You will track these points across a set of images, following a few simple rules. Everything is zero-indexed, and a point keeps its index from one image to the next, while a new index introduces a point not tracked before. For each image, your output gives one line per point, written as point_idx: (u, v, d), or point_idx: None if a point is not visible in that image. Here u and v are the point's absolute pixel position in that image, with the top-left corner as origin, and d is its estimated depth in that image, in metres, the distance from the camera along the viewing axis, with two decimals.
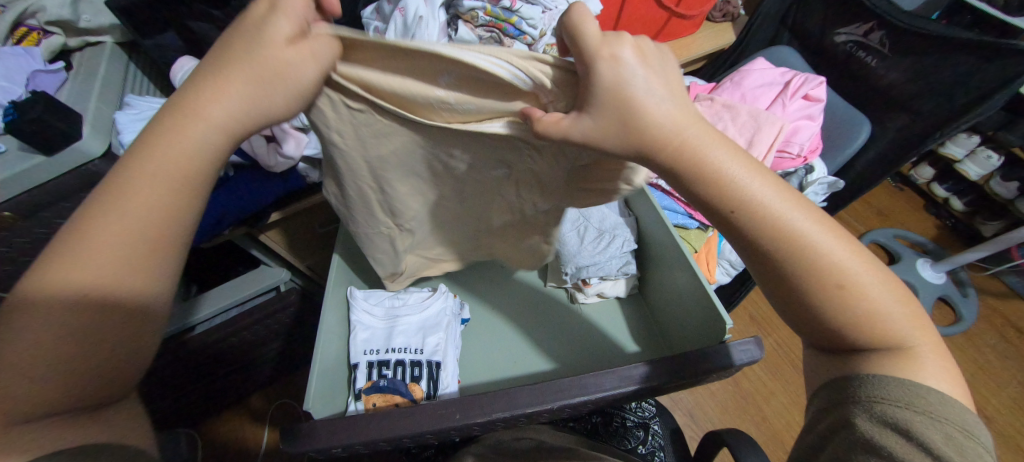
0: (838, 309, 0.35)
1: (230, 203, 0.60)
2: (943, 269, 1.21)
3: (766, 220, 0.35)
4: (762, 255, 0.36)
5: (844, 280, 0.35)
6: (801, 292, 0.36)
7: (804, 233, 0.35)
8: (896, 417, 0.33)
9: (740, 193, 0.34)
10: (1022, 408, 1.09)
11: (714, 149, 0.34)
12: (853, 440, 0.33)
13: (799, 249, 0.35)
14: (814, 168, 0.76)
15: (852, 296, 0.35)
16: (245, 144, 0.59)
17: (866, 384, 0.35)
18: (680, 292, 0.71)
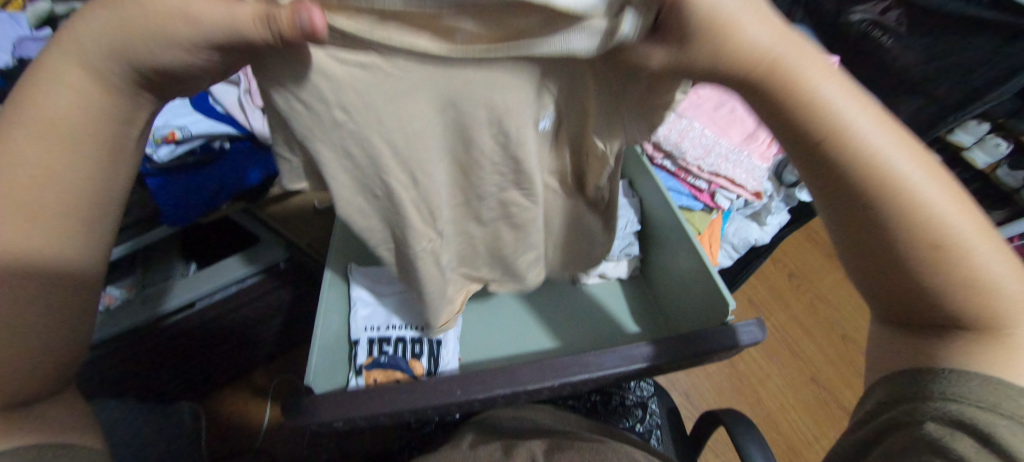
0: (939, 275, 0.30)
1: (228, 178, 0.59)
2: None
3: (866, 162, 0.28)
4: (852, 206, 0.30)
5: (950, 240, 0.29)
6: (899, 255, 0.30)
7: (912, 181, 0.29)
8: (971, 419, 0.29)
9: (841, 127, 0.28)
10: None
11: (813, 73, 0.27)
12: (912, 438, 0.29)
13: (906, 201, 0.29)
14: None
15: (958, 258, 0.29)
16: (241, 116, 0.57)
17: (940, 380, 0.31)
18: (682, 273, 0.71)
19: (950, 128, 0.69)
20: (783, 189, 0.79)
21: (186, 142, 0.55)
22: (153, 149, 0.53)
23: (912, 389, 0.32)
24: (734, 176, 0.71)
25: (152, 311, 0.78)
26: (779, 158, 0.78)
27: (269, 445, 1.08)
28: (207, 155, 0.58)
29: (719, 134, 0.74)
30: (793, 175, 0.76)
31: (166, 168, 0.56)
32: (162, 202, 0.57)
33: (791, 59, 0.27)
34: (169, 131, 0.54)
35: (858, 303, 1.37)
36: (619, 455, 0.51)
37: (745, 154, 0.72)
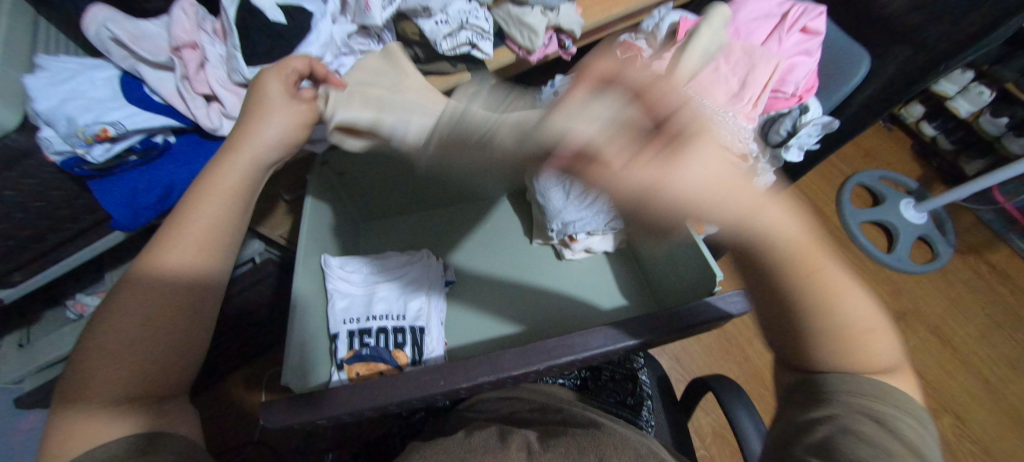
0: (831, 347, 0.37)
1: (177, 175, 0.53)
2: (925, 209, 1.37)
3: (779, 269, 0.37)
4: (774, 294, 0.38)
5: (854, 319, 0.37)
6: (808, 328, 0.38)
7: (828, 290, 0.37)
8: (870, 409, 0.35)
9: (782, 256, 0.36)
10: (981, 337, 1.29)
11: (741, 203, 0.35)
12: (836, 427, 0.35)
13: (817, 302, 0.37)
14: (808, 108, 0.71)
15: (850, 339, 0.37)
16: (179, 102, 0.53)
17: (832, 387, 0.37)
18: (668, 243, 0.69)
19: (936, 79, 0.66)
20: (770, 149, 0.76)
21: (122, 139, 0.50)
22: (85, 149, 0.48)
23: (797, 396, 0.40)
24: (719, 139, 0.68)
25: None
26: (766, 117, 0.74)
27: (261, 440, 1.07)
28: (148, 150, 0.53)
29: (704, 95, 0.69)
30: (779, 135, 0.73)
31: (109, 167, 0.52)
32: (111, 207, 0.52)
33: (745, 213, 0.35)
34: (101, 129, 0.48)
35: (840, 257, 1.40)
36: (616, 442, 0.51)
37: (732, 114, 0.69)
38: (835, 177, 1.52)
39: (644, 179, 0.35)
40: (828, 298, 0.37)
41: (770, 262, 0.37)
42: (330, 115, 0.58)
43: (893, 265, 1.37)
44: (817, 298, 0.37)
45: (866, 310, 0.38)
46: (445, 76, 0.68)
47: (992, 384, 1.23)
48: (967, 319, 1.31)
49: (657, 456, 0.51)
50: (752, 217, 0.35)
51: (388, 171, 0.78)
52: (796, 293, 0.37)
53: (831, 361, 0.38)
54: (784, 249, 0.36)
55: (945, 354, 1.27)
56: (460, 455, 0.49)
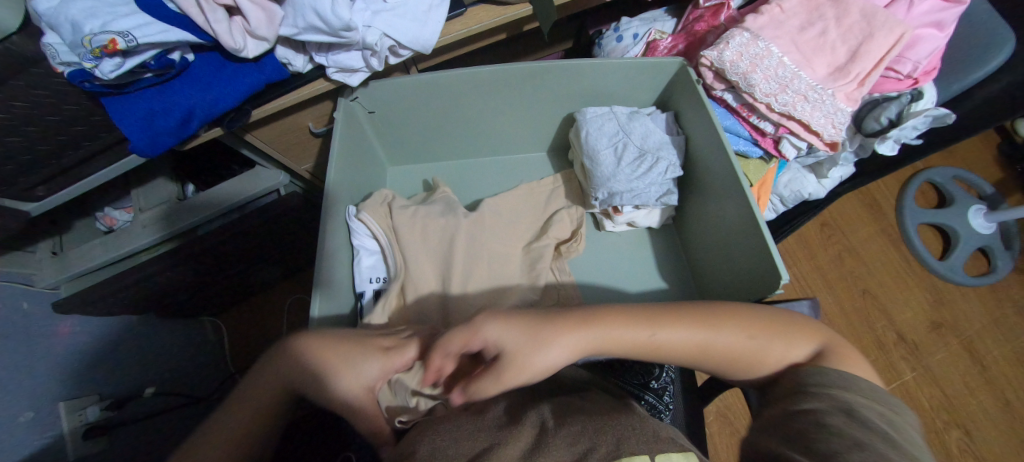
0: (756, 371, 0.45)
1: (198, 101, 0.48)
2: (995, 219, 1.26)
3: (678, 358, 0.45)
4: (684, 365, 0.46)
5: (753, 335, 0.44)
6: (729, 369, 0.45)
7: (720, 344, 0.44)
8: (846, 401, 0.36)
9: (665, 347, 0.44)
10: (1020, 361, 1.21)
11: (593, 330, 0.44)
12: (785, 409, 0.38)
13: (706, 367, 0.46)
14: (921, 94, 0.61)
15: (764, 364, 0.44)
16: (196, 15, 0.42)
17: (811, 379, 0.40)
18: (725, 232, 0.62)
19: None
20: (860, 137, 0.66)
21: (134, 55, 0.42)
22: (92, 63, 0.41)
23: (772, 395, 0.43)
24: (810, 121, 0.59)
25: (146, 238, 0.76)
26: (868, 99, 0.64)
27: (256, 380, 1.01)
28: (164, 69, 0.46)
29: (802, 65, 0.59)
30: (878, 122, 0.62)
31: (123, 84, 0.45)
32: (127, 129, 0.47)
33: (570, 342, 0.43)
34: (107, 39, 0.40)
35: (888, 258, 1.30)
36: (633, 424, 0.49)
37: (830, 92, 0.58)
38: (903, 171, 1.39)
39: (514, 343, 0.43)
40: (710, 364, 0.45)
41: (653, 348, 0.45)
42: (369, 44, 0.49)
43: (943, 274, 1.27)
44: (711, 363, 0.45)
45: (767, 339, 0.44)
46: (498, 5, 0.57)
47: (1016, 410, 1.17)
48: (1008, 341, 1.23)
49: (676, 441, 0.48)
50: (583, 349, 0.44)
51: (423, 112, 0.72)
52: (694, 364, 0.46)
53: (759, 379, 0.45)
54: (659, 339, 0.44)
55: (975, 372, 1.21)
56: (474, 438, 0.46)
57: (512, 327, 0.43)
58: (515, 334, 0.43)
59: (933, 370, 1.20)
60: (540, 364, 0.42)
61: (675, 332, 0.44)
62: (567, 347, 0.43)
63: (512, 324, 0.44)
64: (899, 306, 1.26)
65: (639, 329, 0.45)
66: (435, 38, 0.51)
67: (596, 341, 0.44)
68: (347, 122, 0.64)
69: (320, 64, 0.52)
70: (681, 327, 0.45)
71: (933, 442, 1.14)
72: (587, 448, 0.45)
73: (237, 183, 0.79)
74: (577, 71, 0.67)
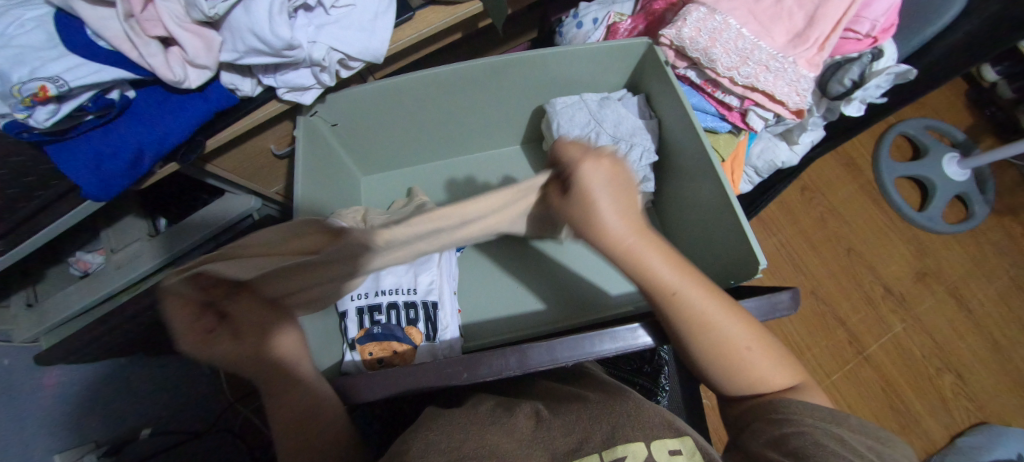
0: (735, 379, 0.45)
1: (145, 138, 0.46)
2: (968, 166, 1.28)
3: (680, 330, 0.45)
4: (676, 345, 0.46)
5: (747, 348, 0.44)
6: (712, 365, 0.45)
7: (720, 333, 0.44)
8: (834, 432, 0.38)
9: (685, 308, 0.44)
10: (1003, 301, 1.24)
11: (643, 247, 0.46)
12: (775, 433, 0.39)
13: (697, 355, 0.45)
14: (882, 52, 0.60)
15: (745, 376, 0.45)
16: (130, 49, 0.41)
17: (794, 407, 0.41)
18: (702, 211, 0.62)
19: None
20: (826, 101, 0.66)
21: (70, 99, 0.41)
22: (25, 113, 0.39)
23: (753, 415, 0.43)
24: (774, 91, 0.58)
25: (124, 278, 0.74)
26: (830, 63, 0.64)
27: (236, 421, 0.92)
28: (105, 110, 0.44)
29: (761, 35, 0.58)
30: (842, 85, 0.63)
31: (64, 130, 0.44)
32: (75, 175, 0.45)
33: (627, 238, 0.46)
34: (37, 86, 0.38)
35: (870, 215, 1.32)
36: (630, 410, 0.48)
37: (791, 60, 0.58)
38: (877, 127, 1.40)
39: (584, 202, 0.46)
40: (705, 353, 0.45)
41: (672, 303, 0.45)
42: (317, 60, 0.47)
43: (925, 225, 1.29)
44: (705, 351, 0.45)
45: (760, 359, 0.44)
46: (449, 4, 0.55)
47: (1003, 349, 1.20)
48: (990, 282, 1.26)
49: (672, 426, 0.47)
50: (625, 253, 0.46)
51: (390, 119, 0.70)
52: (685, 349, 0.46)
53: (730, 389, 0.46)
54: (681, 297, 0.45)
55: (961, 316, 1.23)
56: (467, 431, 0.46)
57: (620, 174, 0.46)
58: (603, 188, 0.46)
59: (922, 319, 1.23)
60: (600, 224, 0.46)
61: (696, 299, 0.45)
62: (624, 229, 0.46)
63: (614, 185, 0.46)
64: (884, 260, 1.28)
65: (677, 274, 0.46)
66: (385, 46, 0.49)
67: (637, 247, 0.46)
68: (310, 138, 0.62)
69: (270, 86, 0.51)
70: (700, 297, 0.45)
71: (927, 389, 1.17)
72: (580, 440, 0.46)
73: (209, 213, 0.77)
74: (540, 62, 0.66)
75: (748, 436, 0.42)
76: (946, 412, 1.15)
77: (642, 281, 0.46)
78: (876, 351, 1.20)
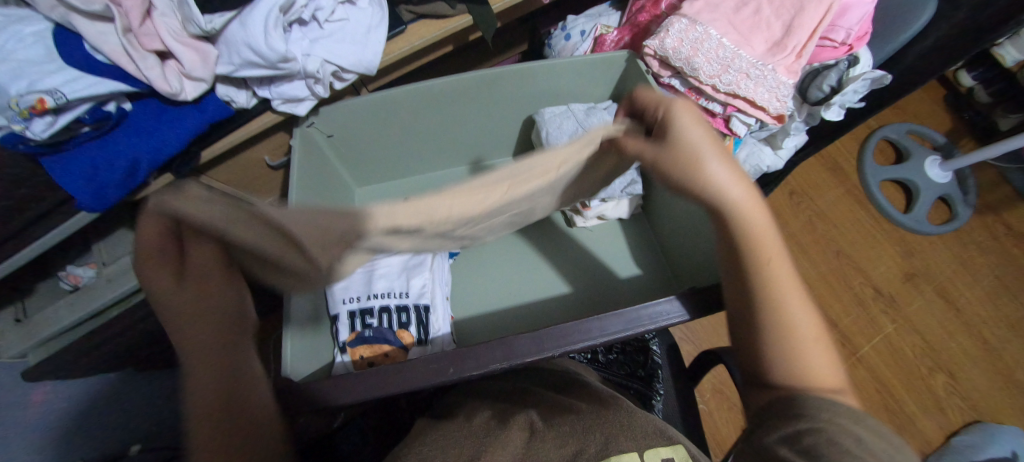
0: (792, 369, 0.41)
1: (141, 149, 0.47)
2: (950, 168, 1.31)
3: (762, 297, 0.43)
4: (750, 308, 0.43)
5: (816, 338, 0.42)
6: (778, 346, 0.42)
7: (792, 315, 0.42)
8: (854, 431, 0.35)
9: (770, 272, 0.43)
10: (990, 299, 1.27)
11: (744, 205, 0.43)
12: (781, 433, 0.37)
13: (774, 329, 0.42)
14: (858, 58, 0.63)
15: (807, 368, 0.41)
16: (129, 62, 0.42)
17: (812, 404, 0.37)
18: (689, 213, 0.64)
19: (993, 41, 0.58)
20: (807, 107, 0.68)
21: (66, 111, 0.42)
22: (23, 125, 0.40)
23: (771, 414, 0.40)
24: (755, 97, 0.60)
25: (117, 291, 0.74)
26: (809, 69, 0.66)
27: None
28: (101, 122, 0.45)
29: (741, 44, 0.61)
30: (822, 91, 0.65)
31: (60, 141, 0.44)
32: (71, 187, 0.45)
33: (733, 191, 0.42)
34: (35, 99, 0.39)
35: (857, 218, 1.34)
36: (623, 419, 0.49)
37: (771, 67, 0.60)
38: (860, 133, 1.44)
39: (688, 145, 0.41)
40: (782, 328, 0.42)
41: (763, 266, 0.43)
42: (311, 72, 0.49)
43: (911, 227, 1.32)
44: (784, 322, 0.42)
45: (824, 355, 0.42)
46: (440, 18, 0.57)
47: (992, 346, 1.22)
48: (976, 282, 1.29)
49: (664, 434, 0.49)
50: (725, 205, 0.43)
51: (384, 130, 0.72)
52: (760, 315, 0.43)
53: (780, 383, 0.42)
54: (775, 266, 0.43)
55: (950, 315, 1.25)
56: (461, 445, 0.47)
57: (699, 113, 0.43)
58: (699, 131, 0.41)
59: (912, 319, 1.25)
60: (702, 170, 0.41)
61: (784, 272, 0.43)
62: (730, 177, 0.42)
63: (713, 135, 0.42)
64: (873, 262, 1.30)
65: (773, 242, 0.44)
66: (378, 58, 0.51)
67: (743, 203, 0.43)
68: (304, 149, 0.63)
69: (264, 98, 0.52)
70: (789, 272, 0.44)
71: (919, 388, 1.18)
72: (576, 451, 0.46)
73: None
74: (529, 73, 0.68)
75: (762, 433, 0.39)
76: (939, 411, 1.16)
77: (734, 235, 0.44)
78: (868, 352, 1.21)
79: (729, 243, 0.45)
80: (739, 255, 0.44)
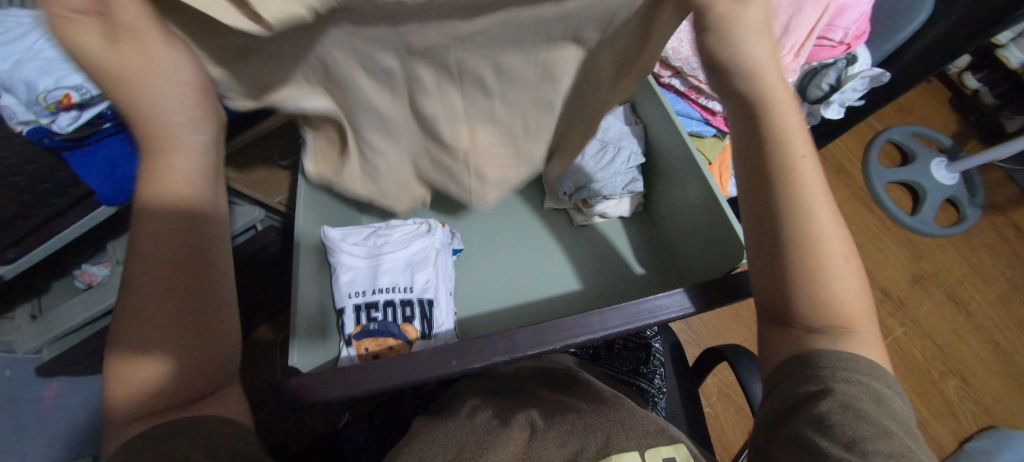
0: (817, 293, 0.38)
1: None
2: (957, 170, 1.31)
3: (792, 209, 0.39)
4: (775, 226, 0.39)
5: (845, 257, 0.39)
6: (804, 268, 0.39)
7: (822, 231, 0.39)
8: (865, 384, 0.35)
9: (801, 181, 0.39)
10: (1000, 302, 1.25)
11: (777, 104, 0.39)
12: (796, 396, 0.36)
13: (804, 247, 0.38)
14: (856, 58, 0.64)
15: (832, 289, 0.38)
16: None
17: (826, 357, 0.37)
18: (690, 210, 0.64)
19: (991, 39, 0.59)
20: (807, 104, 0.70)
21: (90, 106, 0.43)
22: (49, 119, 0.42)
23: (788, 367, 0.39)
24: None
25: None
26: (808, 69, 0.67)
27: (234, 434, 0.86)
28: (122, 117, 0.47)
29: None
30: (821, 89, 0.66)
31: (83, 136, 0.46)
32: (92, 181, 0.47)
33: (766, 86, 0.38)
34: (62, 94, 0.41)
35: (863, 220, 1.34)
36: (625, 419, 0.50)
37: None
38: (865, 135, 1.44)
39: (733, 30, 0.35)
40: (814, 246, 0.38)
41: (793, 175, 0.39)
42: None
43: (917, 229, 1.31)
44: (814, 239, 0.38)
45: (850, 277, 0.39)
46: None
47: (1003, 349, 1.20)
48: (986, 285, 1.27)
49: (667, 434, 0.50)
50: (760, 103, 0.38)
51: None
52: (791, 236, 0.39)
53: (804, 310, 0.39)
54: (806, 174, 0.39)
55: (959, 318, 1.24)
56: (463, 443, 0.47)
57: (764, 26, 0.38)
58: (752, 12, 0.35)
59: (920, 321, 1.23)
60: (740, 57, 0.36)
61: (816, 182, 0.39)
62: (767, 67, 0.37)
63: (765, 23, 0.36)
64: (880, 265, 1.29)
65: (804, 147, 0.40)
66: None
67: (776, 102, 0.39)
68: None
69: None
70: (820, 185, 0.40)
71: (929, 392, 1.17)
72: (578, 449, 0.47)
73: None
74: None
75: (779, 393, 0.38)
76: (950, 415, 1.14)
77: (767, 146, 0.39)
78: None
79: (759, 156, 0.40)
80: (766, 165, 0.40)
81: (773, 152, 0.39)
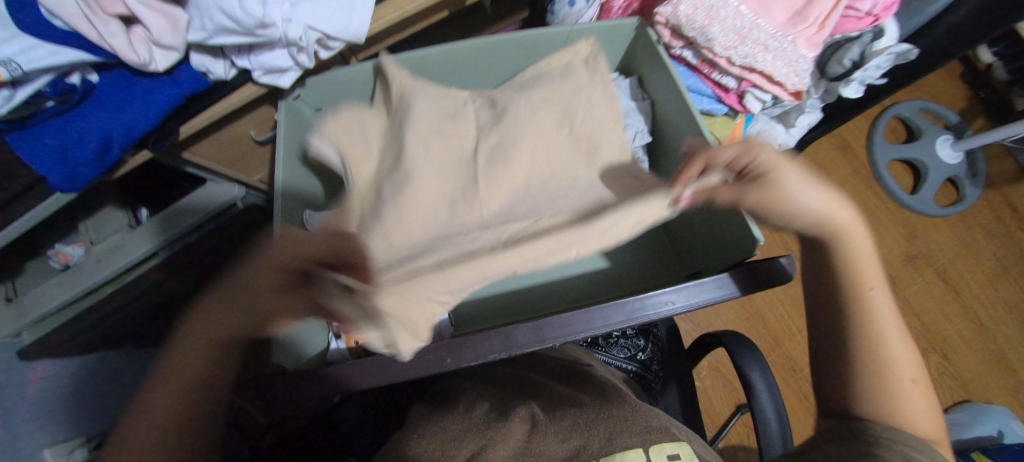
0: (882, 397, 0.44)
1: (113, 125, 0.44)
2: (963, 149, 1.28)
3: (858, 326, 0.45)
4: (842, 343, 0.46)
5: (910, 374, 0.45)
6: (866, 374, 0.45)
7: (890, 351, 0.45)
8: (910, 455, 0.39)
9: (871, 306, 0.45)
10: (989, 282, 1.26)
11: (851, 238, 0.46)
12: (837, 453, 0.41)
13: (874, 363, 0.45)
14: (883, 31, 0.59)
15: (900, 400, 0.44)
16: (88, 26, 0.38)
17: (878, 431, 0.42)
18: None
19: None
20: (825, 82, 0.64)
21: (23, 85, 0.39)
22: None
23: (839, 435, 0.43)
24: (773, 72, 0.57)
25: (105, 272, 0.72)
26: (829, 42, 0.61)
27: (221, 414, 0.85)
28: (65, 95, 0.42)
29: (759, 13, 0.56)
30: (842, 66, 0.60)
31: (22, 117, 0.41)
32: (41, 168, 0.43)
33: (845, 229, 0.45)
34: None
35: (862, 198, 1.32)
36: (626, 413, 0.48)
37: (791, 39, 0.56)
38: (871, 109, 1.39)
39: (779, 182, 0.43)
40: (882, 360, 0.44)
41: (861, 299, 0.45)
42: (292, 39, 0.45)
43: (913, 207, 1.30)
44: (879, 353, 0.45)
45: (917, 393, 0.44)
46: None
47: (986, 328, 1.22)
48: (977, 265, 1.28)
49: (669, 430, 0.47)
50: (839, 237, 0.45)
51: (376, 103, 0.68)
52: (861, 349, 0.45)
53: (869, 409, 0.44)
54: (874, 301, 0.45)
55: (948, 297, 1.25)
56: (459, 438, 0.46)
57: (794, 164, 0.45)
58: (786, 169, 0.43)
59: (910, 300, 1.24)
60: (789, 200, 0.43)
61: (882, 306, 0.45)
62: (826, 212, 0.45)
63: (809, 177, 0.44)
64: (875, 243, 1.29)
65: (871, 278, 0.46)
66: (366, 24, 0.47)
67: (854, 243, 0.45)
68: (292, 124, 0.61)
69: (244, 68, 0.49)
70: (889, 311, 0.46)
71: None
72: (578, 446, 0.46)
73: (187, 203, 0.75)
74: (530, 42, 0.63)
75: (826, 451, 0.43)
76: None
77: (841, 275, 0.46)
78: None
79: (829, 279, 0.47)
80: (838, 286, 0.46)
81: (848, 280, 0.46)
